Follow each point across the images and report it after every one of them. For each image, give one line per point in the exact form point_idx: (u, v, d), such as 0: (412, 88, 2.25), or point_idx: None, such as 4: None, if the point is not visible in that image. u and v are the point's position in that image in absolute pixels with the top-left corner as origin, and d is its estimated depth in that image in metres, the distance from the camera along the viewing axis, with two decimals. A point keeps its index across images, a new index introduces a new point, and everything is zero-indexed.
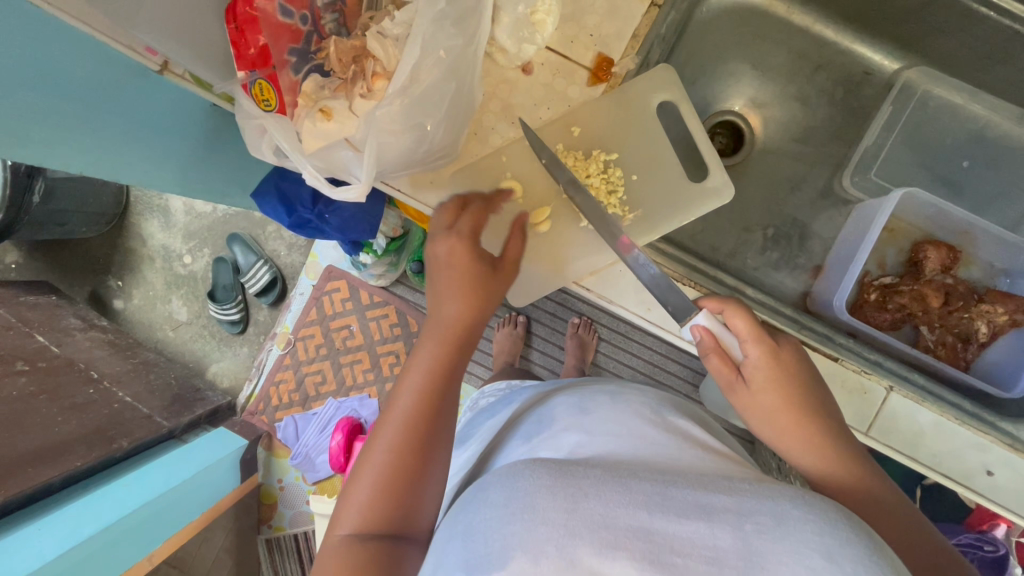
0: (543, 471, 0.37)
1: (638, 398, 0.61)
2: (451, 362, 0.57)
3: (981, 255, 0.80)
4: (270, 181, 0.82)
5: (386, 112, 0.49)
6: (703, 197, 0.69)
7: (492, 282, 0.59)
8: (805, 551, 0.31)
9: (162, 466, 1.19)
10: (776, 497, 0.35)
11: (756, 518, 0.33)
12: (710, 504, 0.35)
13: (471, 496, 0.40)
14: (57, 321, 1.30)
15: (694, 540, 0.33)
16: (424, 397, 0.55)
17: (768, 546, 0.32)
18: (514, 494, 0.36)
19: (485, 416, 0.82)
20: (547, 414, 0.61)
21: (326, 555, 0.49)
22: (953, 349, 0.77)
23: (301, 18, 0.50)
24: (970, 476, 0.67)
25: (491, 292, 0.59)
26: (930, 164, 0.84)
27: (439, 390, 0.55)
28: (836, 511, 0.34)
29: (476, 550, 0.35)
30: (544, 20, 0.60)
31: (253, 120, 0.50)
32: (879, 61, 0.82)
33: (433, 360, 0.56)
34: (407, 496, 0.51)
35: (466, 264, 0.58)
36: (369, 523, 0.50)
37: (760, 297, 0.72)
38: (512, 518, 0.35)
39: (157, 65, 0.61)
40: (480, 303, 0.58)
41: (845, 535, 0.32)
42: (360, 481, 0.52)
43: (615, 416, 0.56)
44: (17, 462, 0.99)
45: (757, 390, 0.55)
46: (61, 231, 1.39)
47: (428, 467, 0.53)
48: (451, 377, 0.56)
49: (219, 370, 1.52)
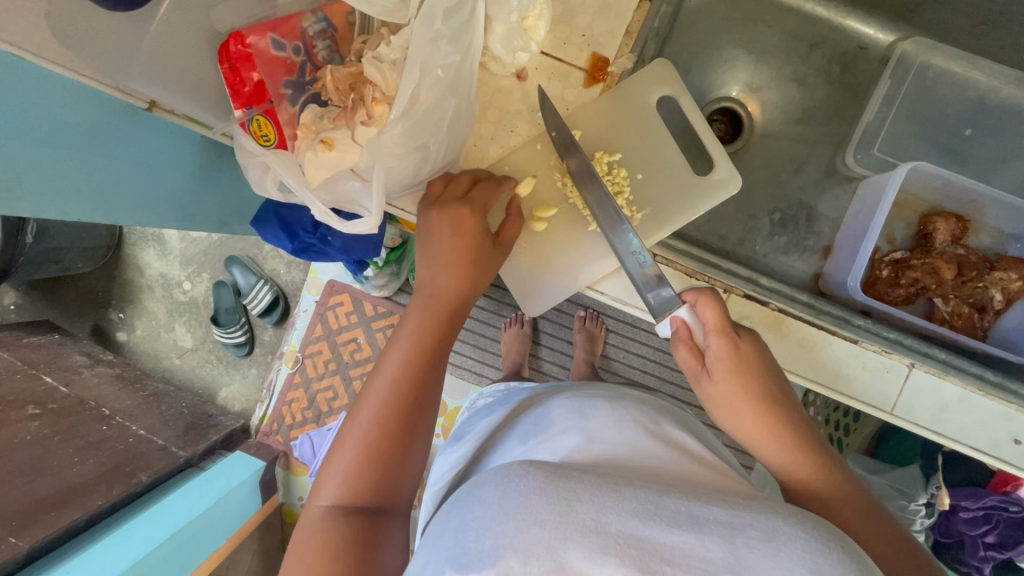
0: (536, 473, 0.38)
1: (635, 407, 0.60)
2: (434, 343, 0.58)
3: (989, 222, 0.79)
4: (270, 208, 0.81)
5: (389, 137, 0.48)
6: (710, 190, 0.68)
7: (476, 266, 0.60)
8: (792, 567, 0.33)
9: (183, 496, 1.19)
10: (770, 513, 0.36)
11: (748, 533, 0.35)
12: (704, 516, 0.36)
13: (464, 494, 0.41)
14: (63, 360, 1.29)
15: (685, 550, 0.34)
16: (407, 376, 0.56)
17: (758, 562, 0.33)
18: (509, 494, 0.37)
19: (481, 416, 0.82)
20: (544, 416, 0.61)
21: (307, 525, 0.51)
22: (970, 319, 0.77)
23: (295, 50, 0.49)
24: (998, 445, 0.67)
25: (475, 274, 0.60)
26: (932, 135, 0.84)
27: (422, 370, 0.56)
28: (830, 533, 0.36)
29: (467, 548, 0.36)
30: (536, 25, 0.58)
31: (256, 157, 0.51)
32: (873, 35, 0.83)
33: (419, 332, 0.58)
34: (388, 473, 0.53)
35: (464, 240, 0.59)
36: (350, 495, 0.52)
37: (775, 286, 0.71)
38: (505, 518, 0.36)
39: (145, 103, 0.57)
40: (462, 286, 0.60)
41: (836, 557, 0.34)
42: (340, 455, 0.53)
43: (612, 423, 0.55)
44: (38, 507, 0.98)
45: (720, 386, 0.57)
46: (57, 269, 1.37)
47: (408, 445, 0.54)
48: (434, 358, 0.58)
49: (230, 394, 1.52)
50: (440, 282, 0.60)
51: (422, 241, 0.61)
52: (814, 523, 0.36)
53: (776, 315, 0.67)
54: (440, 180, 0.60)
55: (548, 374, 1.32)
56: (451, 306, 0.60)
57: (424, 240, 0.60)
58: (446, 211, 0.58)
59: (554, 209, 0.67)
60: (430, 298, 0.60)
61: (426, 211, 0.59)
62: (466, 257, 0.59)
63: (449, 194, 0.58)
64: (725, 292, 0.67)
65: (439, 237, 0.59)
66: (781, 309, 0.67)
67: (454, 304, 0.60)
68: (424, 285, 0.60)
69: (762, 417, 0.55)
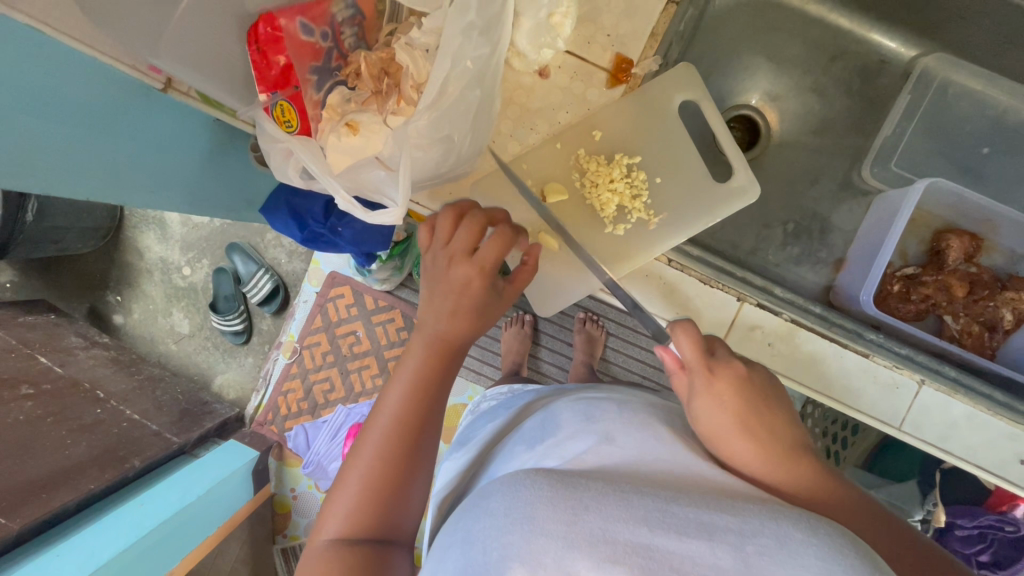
0: (542, 483, 0.39)
1: (643, 409, 0.59)
2: (438, 376, 0.55)
3: (1003, 242, 0.79)
4: (281, 197, 0.81)
5: (416, 127, 0.47)
6: (729, 196, 0.68)
7: (482, 303, 0.55)
8: (806, 573, 0.33)
9: (177, 484, 1.17)
10: (781, 520, 0.37)
11: (758, 540, 0.35)
12: (712, 523, 0.36)
13: (471, 506, 0.43)
14: (58, 341, 1.28)
15: (695, 558, 0.34)
16: (412, 409, 0.54)
17: (769, 568, 0.33)
18: (515, 505, 0.39)
19: (485, 421, 0.81)
20: (551, 420, 0.60)
21: (309, 562, 0.50)
22: (979, 338, 0.77)
23: (322, 35, 0.48)
24: (1004, 466, 0.67)
25: (480, 316, 0.56)
26: (949, 152, 0.84)
27: (424, 402, 0.54)
28: (843, 541, 0.36)
29: (476, 559, 0.38)
30: (562, 22, 0.57)
31: (278, 143, 0.50)
32: (894, 49, 0.82)
33: (424, 364, 0.55)
34: (391, 505, 0.51)
35: (472, 287, 0.54)
36: (353, 528, 0.50)
37: (789, 296, 0.71)
38: (512, 528, 0.37)
39: (161, 84, 0.60)
40: (467, 325, 0.56)
41: (849, 562, 0.34)
42: (341, 491, 0.52)
43: (624, 427, 0.54)
44: (29, 489, 0.97)
45: (704, 422, 0.52)
46: (56, 248, 1.36)
47: (412, 476, 0.53)
48: (440, 387, 0.55)
49: (225, 382, 1.51)
50: (441, 319, 0.55)
51: (426, 285, 0.57)
52: (824, 530, 0.36)
53: (789, 326, 0.66)
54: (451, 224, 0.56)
55: (546, 375, 1.32)
56: (459, 339, 0.56)
57: (428, 284, 0.57)
58: (458, 265, 0.54)
59: (566, 195, 0.66)
60: (432, 333, 0.55)
61: (435, 258, 0.56)
62: (471, 300, 0.55)
63: (458, 249, 0.54)
64: (740, 301, 0.66)
65: (444, 285, 0.55)
66: (794, 320, 0.67)
67: (460, 337, 0.56)
68: (426, 325, 0.56)
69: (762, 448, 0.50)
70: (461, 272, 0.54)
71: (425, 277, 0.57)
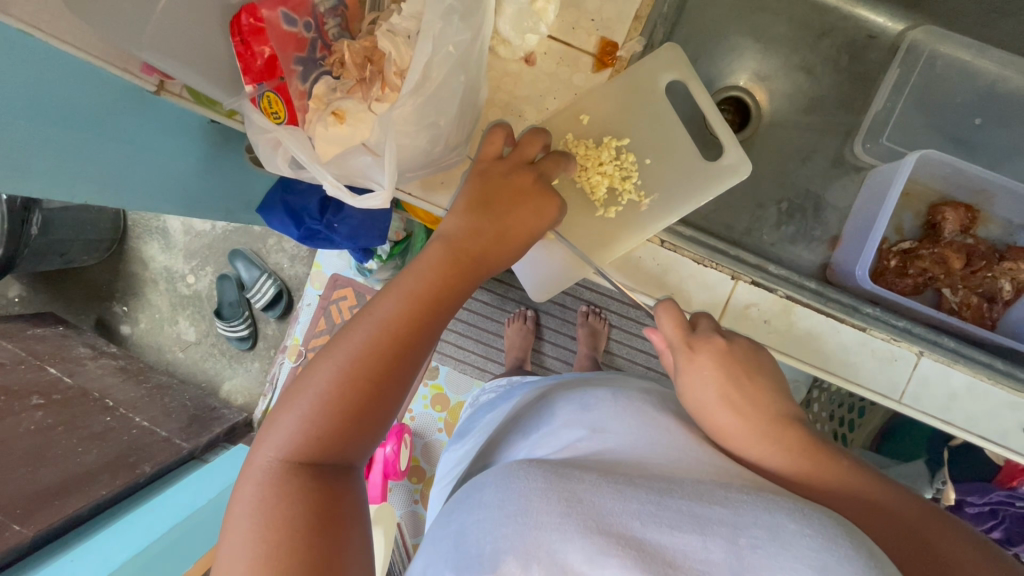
0: (537, 475, 0.40)
1: (637, 395, 0.59)
2: (437, 300, 0.50)
3: (999, 213, 0.79)
4: (276, 196, 0.82)
5: (400, 113, 0.49)
6: (721, 174, 0.68)
7: (504, 239, 0.53)
8: (798, 565, 0.34)
9: (187, 488, 1.17)
10: (774, 511, 0.37)
11: (751, 532, 0.36)
12: (707, 516, 0.37)
13: (464, 497, 0.44)
14: (67, 352, 1.30)
15: (687, 553, 0.35)
16: (404, 325, 0.48)
17: (761, 561, 0.34)
18: (510, 497, 0.39)
19: (485, 412, 0.80)
20: (548, 411, 0.59)
21: (252, 477, 0.45)
22: (979, 309, 0.77)
23: (305, 25, 0.50)
24: (1006, 435, 0.67)
25: (511, 255, 0.54)
26: (941, 125, 0.84)
27: (417, 327, 0.49)
28: (840, 534, 0.37)
29: (467, 552, 0.37)
30: (545, 8, 0.58)
31: (266, 134, 0.51)
32: (883, 24, 0.83)
33: (425, 280, 0.50)
34: (356, 430, 0.46)
35: (518, 218, 0.53)
36: (308, 445, 0.45)
37: (783, 273, 0.71)
38: (506, 521, 0.38)
39: (153, 86, 0.57)
40: (482, 249, 0.52)
41: (843, 552, 0.35)
42: (300, 400, 0.46)
43: (618, 412, 0.53)
44: (41, 496, 0.98)
45: (689, 397, 0.53)
46: (61, 261, 1.37)
47: (383, 404, 0.47)
48: (435, 311, 0.50)
49: (232, 388, 1.52)
50: (463, 239, 0.52)
51: (472, 194, 0.54)
52: (819, 520, 0.37)
53: (785, 302, 0.66)
54: (529, 149, 0.56)
55: (549, 369, 1.31)
56: (467, 265, 0.52)
57: (477, 194, 0.54)
58: (537, 189, 0.55)
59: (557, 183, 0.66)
60: (443, 254, 0.51)
61: (506, 171, 0.55)
62: (498, 235, 0.53)
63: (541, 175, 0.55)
64: (734, 279, 0.66)
65: (499, 205, 0.53)
66: (789, 296, 0.67)
67: (470, 265, 0.52)
68: (446, 238, 0.52)
69: (752, 420, 0.50)
70: (530, 194, 0.55)
71: (475, 185, 0.54)
